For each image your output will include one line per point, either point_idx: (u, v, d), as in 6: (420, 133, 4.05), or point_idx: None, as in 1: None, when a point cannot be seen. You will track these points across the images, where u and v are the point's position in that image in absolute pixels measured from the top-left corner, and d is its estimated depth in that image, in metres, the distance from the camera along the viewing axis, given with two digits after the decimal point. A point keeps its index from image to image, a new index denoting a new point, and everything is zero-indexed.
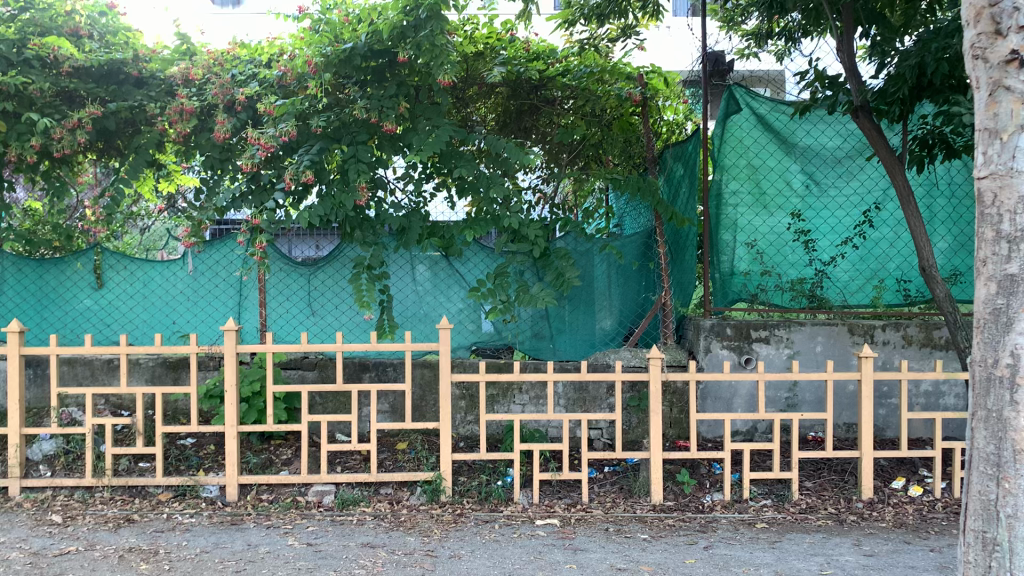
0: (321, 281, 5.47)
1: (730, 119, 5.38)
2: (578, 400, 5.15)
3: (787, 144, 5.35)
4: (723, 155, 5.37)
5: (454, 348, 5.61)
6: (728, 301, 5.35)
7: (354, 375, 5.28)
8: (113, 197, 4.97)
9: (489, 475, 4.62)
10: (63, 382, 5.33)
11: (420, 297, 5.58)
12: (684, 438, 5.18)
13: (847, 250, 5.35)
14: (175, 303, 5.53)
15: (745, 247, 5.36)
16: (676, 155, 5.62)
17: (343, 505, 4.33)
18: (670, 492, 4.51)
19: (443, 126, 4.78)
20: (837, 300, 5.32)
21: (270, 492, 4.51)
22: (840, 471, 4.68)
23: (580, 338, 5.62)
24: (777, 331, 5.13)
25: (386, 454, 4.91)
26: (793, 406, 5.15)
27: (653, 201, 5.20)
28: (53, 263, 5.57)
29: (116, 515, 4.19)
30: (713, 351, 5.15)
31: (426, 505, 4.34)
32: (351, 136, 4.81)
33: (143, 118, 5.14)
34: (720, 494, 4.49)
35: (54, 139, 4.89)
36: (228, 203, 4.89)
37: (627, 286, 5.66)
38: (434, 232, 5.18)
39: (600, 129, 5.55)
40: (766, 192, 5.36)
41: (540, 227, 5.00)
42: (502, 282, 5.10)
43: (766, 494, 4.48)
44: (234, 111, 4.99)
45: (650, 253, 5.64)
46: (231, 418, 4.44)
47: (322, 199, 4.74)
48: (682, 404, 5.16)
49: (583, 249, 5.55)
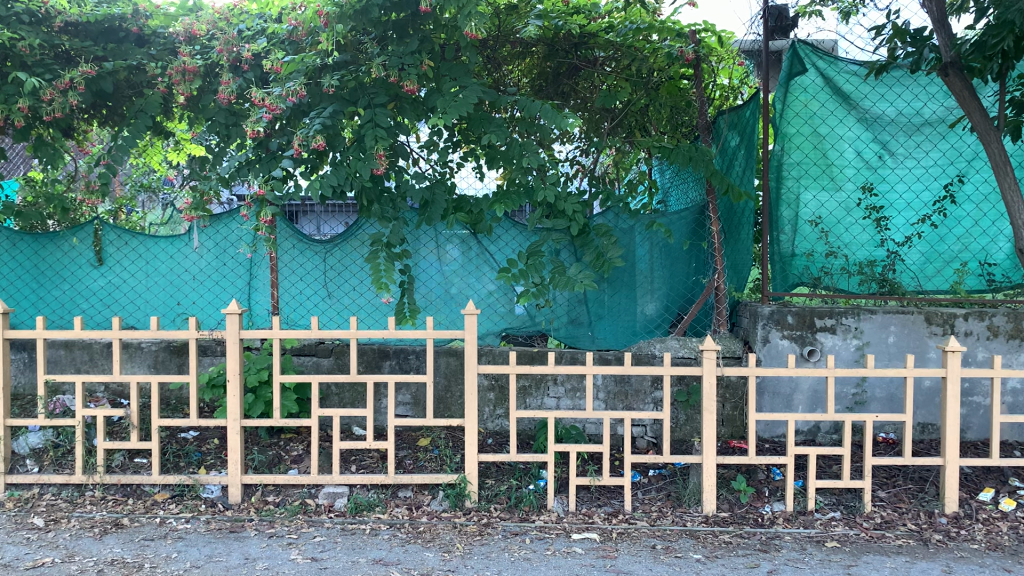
0: (337, 260, 5.00)
1: (794, 81, 4.80)
2: (619, 394, 4.65)
3: (858, 109, 4.74)
4: (785, 122, 4.81)
5: (482, 334, 5.12)
6: (788, 286, 4.83)
7: (373, 363, 4.83)
8: (108, 167, 4.53)
9: (520, 478, 4.14)
10: (59, 367, 4.95)
11: (446, 281, 5.09)
12: (738, 438, 4.66)
13: (925, 229, 4.74)
14: (179, 282, 5.10)
15: (808, 225, 4.82)
16: (732, 122, 5.03)
17: (357, 510, 3.88)
18: (724, 502, 4.01)
19: (471, 87, 4.28)
20: (911, 285, 4.75)
21: (277, 493, 4.06)
22: (919, 480, 4.13)
23: (623, 325, 5.09)
24: (845, 319, 4.56)
25: (406, 452, 4.44)
26: (862, 403, 4.61)
27: (707, 172, 4.62)
28: (49, 238, 5.15)
29: (105, 518, 3.78)
30: (772, 342, 4.62)
31: (449, 513, 3.88)
32: (369, 99, 4.30)
33: (143, 79, 4.68)
34: (781, 504, 3.97)
35: (44, 101, 4.43)
36: (234, 172, 4.47)
37: (674, 268, 5.08)
38: (461, 207, 4.65)
39: (646, 92, 5.02)
40: (833, 164, 4.79)
41: (578, 201, 4.48)
42: (535, 263, 4.54)
43: (833, 505, 3.96)
44: (241, 70, 4.53)
45: (703, 232, 5.06)
46: (234, 411, 3.99)
47: (335, 168, 4.25)
48: (736, 399, 4.64)
49: (624, 226, 5.03)
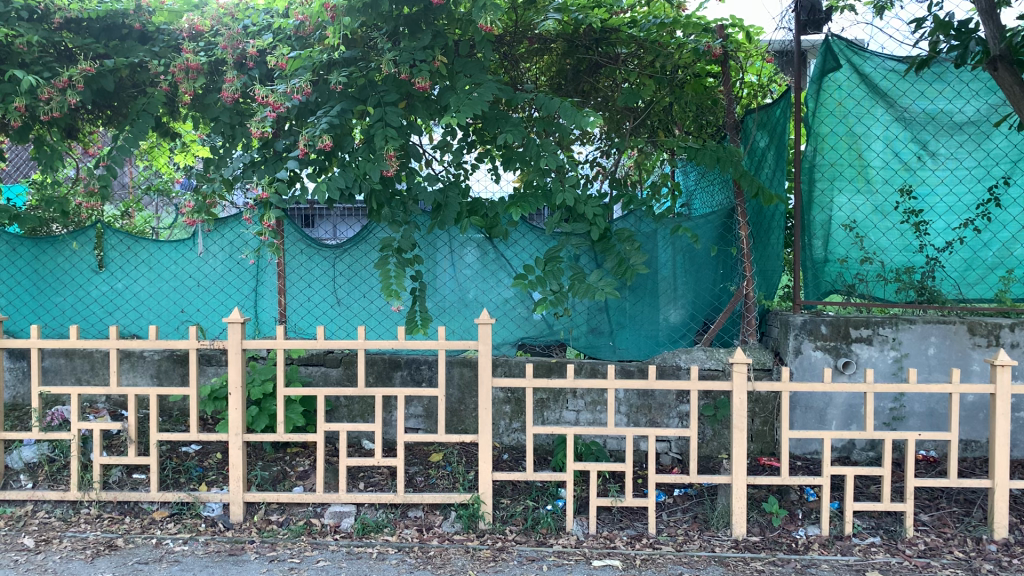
0: (347, 266, 4.80)
1: (827, 77, 4.54)
2: (642, 407, 4.41)
3: (896, 106, 4.47)
4: (817, 121, 4.56)
5: (498, 344, 4.90)
6: (821, 293, 4.61)
7: (384, 373, 4.61)
8: (108, 168, 4.34)
9: (538, 498, 3.91)
10: (59, 377, 4.78)
11: (461, 287, 4.87)
12: (768, 455, 4.41)
13: (967, 234, 4.46)
14: (183, 289, 4.92)
15: (842, 229, 4.56)
16: (761, 122, 4.80)
17: (364, 532, 3.67)
18: (755, 524, 3.76)
19: (486, 83, 4.06)
20: (952, 293, 4.49)
21: (281, 512, 3.85)
22: (964, 502, 3.86)
23: (646, 335, 4.84)
24: (882, 330, 4.31)
25: (417, 468, 4.22)
26: (900, 419, 4.35)
27: (737, 173, 4.39)
28: (49, 243, 4.98)
29: (99, 539, 3.58)
30: (805, 353, 4.37)
31: (462, 535, 3.65)
32: (379, 97, 4.08)
33: (145, 77, 4.49)
34: (817, 528, 3.72)
35: (42, 100, 4.25)
36: (240, 173, 4.24)
37: (700, 274, 4.83)
38: (476, 211, 4.41)
39: (671, 90, 4.78)
40: (869, 166, 4.52)
41: (599, 205, 4.25)
42: (554, 268, 4.29)
43: (872, 529, 3.70)
44: (245, 67, 4.33)
45: (731, 237, 4.80)
46: (236, 425, 3.79)
47: (343, 169, 4.03)
48: (766, 414, 4.40)
49: (647, 230, 4.79)
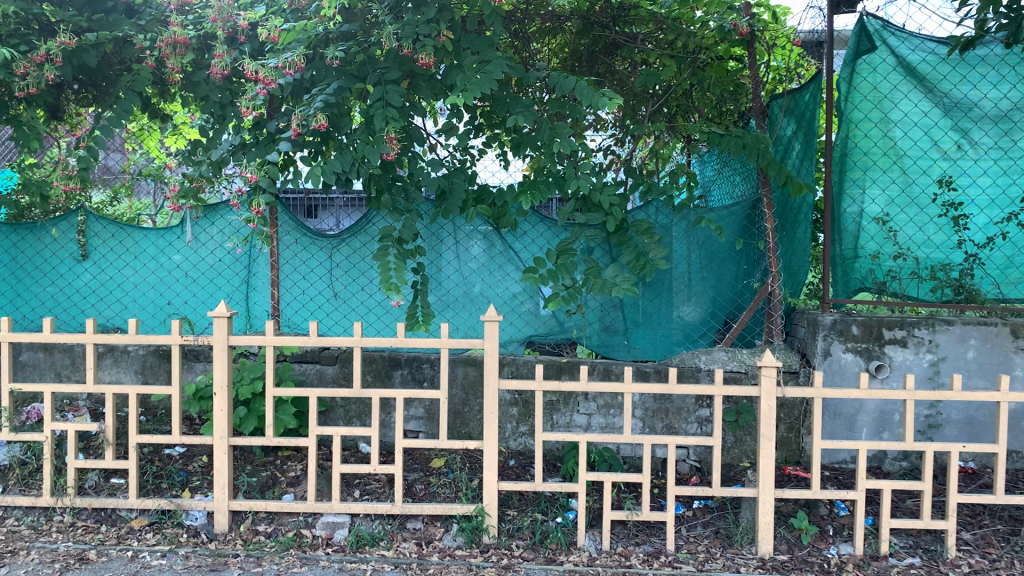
0: (344, 258, 4.51)
1: (862, 59, 4.22)
2: (658, 412, 4.11)
3: (935, 92, 4.14)
4: (850, 107, 4.26)
5: (506, 341, 4.61)
6: (850, 292, 4.30)
7: (383, 372, 4.32)
8: (89, 150, 4.04)
9: (547, 509, 3.62)
10: (38, 372, 4.49)
11: (465, 281, 4.57)
12: (793, 463, 4.12)
13: (1011, 229, 4.11)
14: (169, 280, 4.63)
15: (874, 223, 4.24)
16: (789, 108, 4.47)
17: (358, 545, 3.39)
18: (782, 541, 3.47)
19: (495, 60, 3.73)
20: (992, 293, 4.14)
21: (270, 522, 3.57)
22: (1009, 519, 3.56)
23: (661, 334, 4.54)
24: (918, 331, 4.01)
25: (417, 474, 3.93)
26: (936, 427, 4.05)
27: (764, 161, 4.09)
28: (29, 229, 4.70)
29: (70, 550, 3.30)
30: (834, 355, 4.08)
31: (464, 550, 3.37)
32: (380, 74, 3.78)
33: (131, 52, 4.18)
34: (850, 545, 3.43)
35: (18, 75, 3.95)
36: (227, 156, 4.00)
37: (720, 269, 4.53)
38: (482, 199, 4.14)
39: (692, 71, 4.44)
40: (904, 155, 4.19)
41: (615, 193, 3.95)
42: (566, 262, 3.99)
43: (910, 548, 3.41)
44: (237, 42, 4.01)
45: (755, 230, 4.50)
46: (221, 427, 3.50)
47: (340, 152, 3.73)
48: (793, 420, 4.11)
49: (664, 221, 4.47)
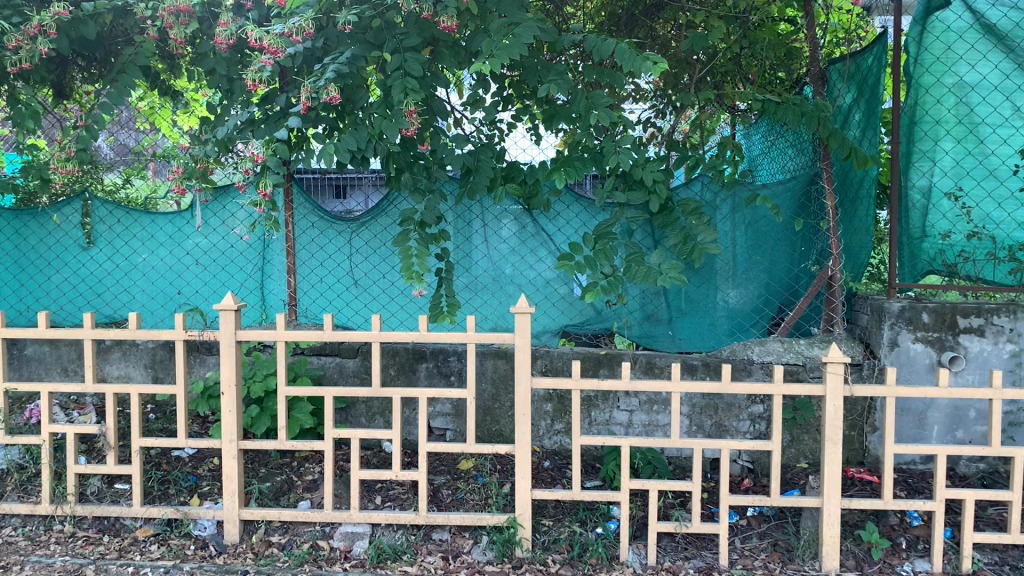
0: (364, 242, 4.20)
1: (933, 17, 3.78)
2: (707, 408, 3.76)
3: (1018, 51, 3.68)
4: (919, 70, 3.83)
5: (539, 332, 4.27)
6: (917, 275, 3.88)
7: (407, 365, 4.01)
8: (87, 130, 3.73)
9: (586, 517, 3.30)
10: (44, 367, 4.24)
11: (495, 266, 4.23)
12: (855, 464, 3.75)
13: None
14: (179, 268, 4.36)
15: (945, 199, 3.80)
16: (850, 73, 4.07)
17: (379, 560, 3.09)
18: (849, 556, 3.11)
19: (525, 22, 3.32)
20: None
21: (284, 532, 3.27)
22: None
23: (707, 323, 4.18)
24: (997, 319, 3.61)
25: (444, 479, 3.62)
26: (1017, 426, 3.65)
27: (824, 132, 3.67)
28: (31, 216, 4.44)
29: (68, 565, 3.03)
30: (902, 346, 3.69)
31: (495, 566, 3.05)
32: (397, 40, 3.42)
33: (131, 23, 3.86)
34: (926, 561, 3.06)
35: (10, 48, 3.64)
36: (233, 134, 3.63)
37: (772, 252, 4.14)
38: (512, 176, 3.81)
39: (742, 32, 4.06)
40: (981, 123, 3.75)
41: (660, 168, 3.59)
42: (604, 247, 3.63)
43: (996, 565, 3.03)
44: (243, 9, 3.68)
45: (812, 208, 4.12)
46: (229, 430, 3.20)
47: (356, 127, 3.42)
48: (855, 417, 3.74)
49: (710, 199, 4.10)
